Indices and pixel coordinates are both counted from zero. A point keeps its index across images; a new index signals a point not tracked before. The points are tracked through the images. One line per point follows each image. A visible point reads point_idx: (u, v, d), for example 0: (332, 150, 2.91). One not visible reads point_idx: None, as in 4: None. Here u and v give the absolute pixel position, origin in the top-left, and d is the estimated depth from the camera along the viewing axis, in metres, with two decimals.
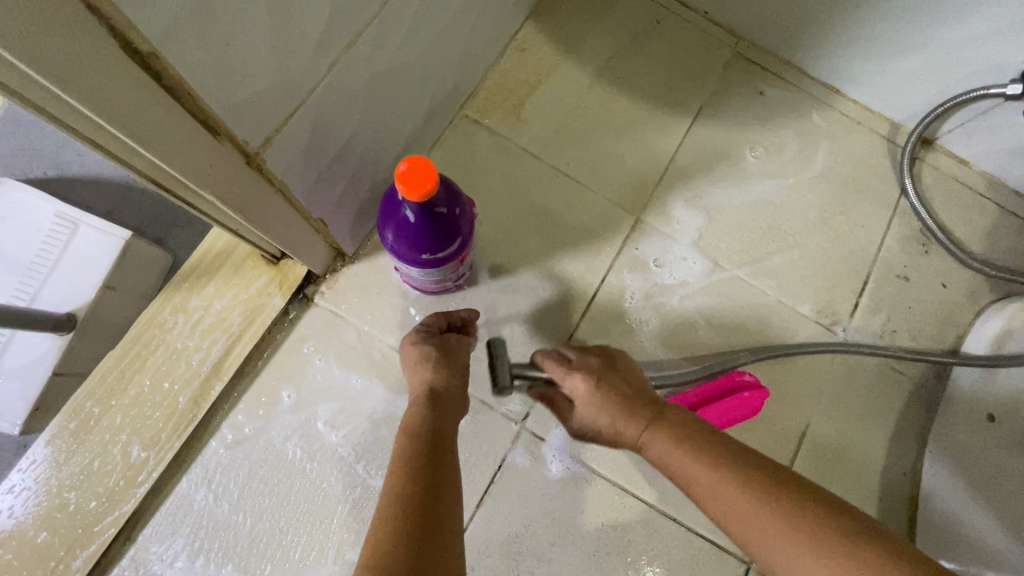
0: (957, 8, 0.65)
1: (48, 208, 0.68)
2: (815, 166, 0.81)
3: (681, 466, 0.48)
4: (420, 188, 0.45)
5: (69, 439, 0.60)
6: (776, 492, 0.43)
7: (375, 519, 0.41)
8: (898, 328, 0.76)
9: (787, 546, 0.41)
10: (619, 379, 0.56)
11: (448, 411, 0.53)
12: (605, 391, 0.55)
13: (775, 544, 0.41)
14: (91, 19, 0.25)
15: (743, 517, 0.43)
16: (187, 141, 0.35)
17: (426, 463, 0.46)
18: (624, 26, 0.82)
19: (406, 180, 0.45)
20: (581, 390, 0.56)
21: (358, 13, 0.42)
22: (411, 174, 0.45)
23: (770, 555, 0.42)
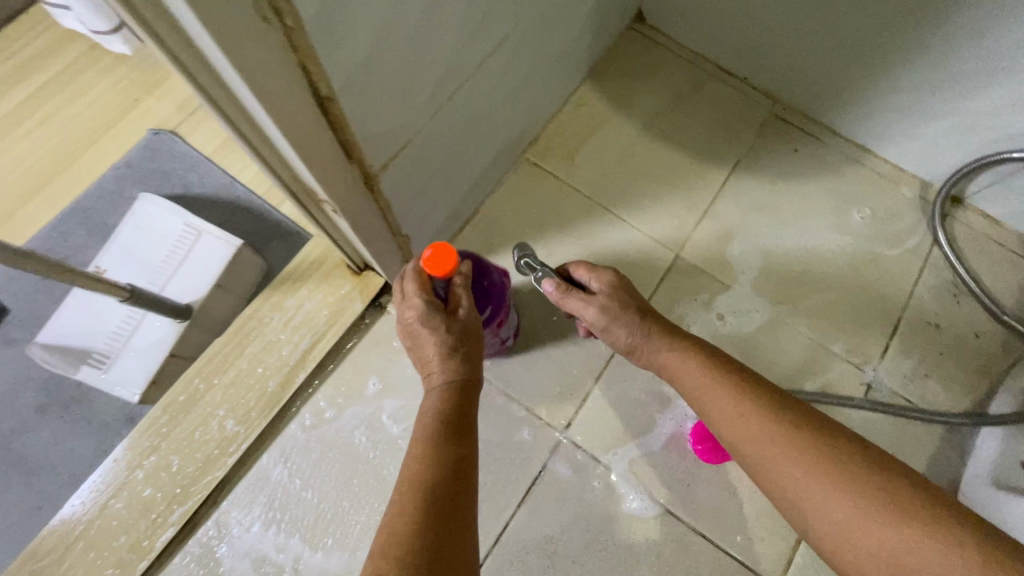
0: (969, 85, 0.72)
1: (178, 218, 0.82)
2: (864, 221, 0.86)
3: (713, 399, 0.53)
4: (444, 268, 0.51)
5: (178, 410, 0.70)
6: (812, 445, 0.47)
7: (404, 507, 0.42)
8: (929, 373, 0.79)
9: (815, 481, 0.46)
10: (637, 294, 0.62)
11: (472, 403, 0.52)
12: (626, 296, 0.60)
13: (806, 479, 0.46)
14: (302, 75, 0.36)
15: (773, 453, 0.48)
16: (333, 164, 0.45)
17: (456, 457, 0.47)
18: (670, 88, 0.93)
19: (431, 263, 0.50)
20: (609, 288, 0.61)
21: (460, 74, 0.53)
22: (435, 258, 0.50)
23: (797, 488, 0.46)
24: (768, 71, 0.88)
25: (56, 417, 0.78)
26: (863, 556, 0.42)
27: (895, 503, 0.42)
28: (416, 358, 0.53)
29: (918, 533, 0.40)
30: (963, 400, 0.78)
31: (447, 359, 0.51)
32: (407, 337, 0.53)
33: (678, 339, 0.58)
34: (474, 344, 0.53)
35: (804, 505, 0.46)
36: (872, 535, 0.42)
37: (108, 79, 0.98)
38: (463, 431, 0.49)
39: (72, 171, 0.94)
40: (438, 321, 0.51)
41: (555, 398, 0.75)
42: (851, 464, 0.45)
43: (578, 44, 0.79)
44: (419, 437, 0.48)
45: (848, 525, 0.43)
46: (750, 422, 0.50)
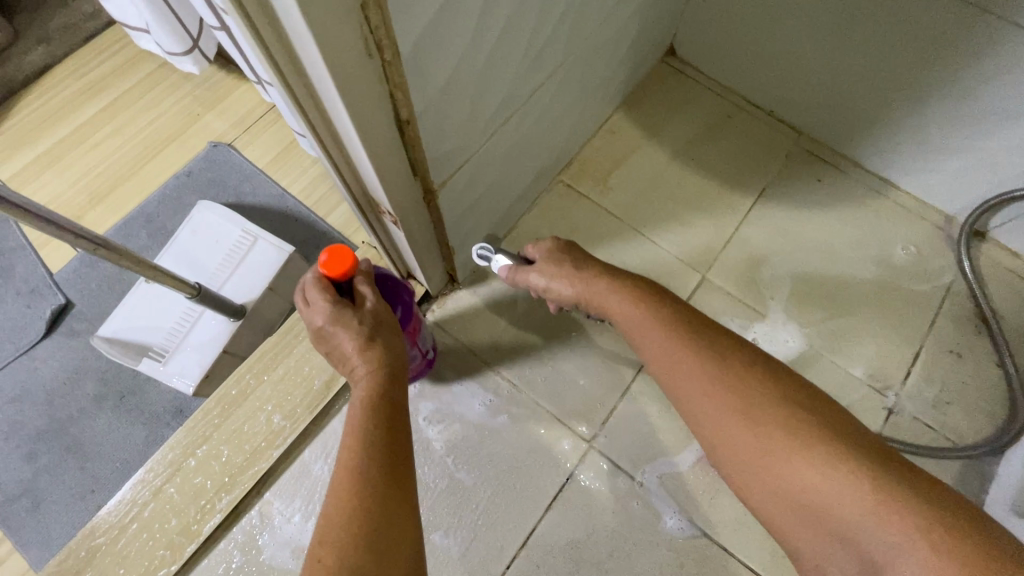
0: (987, 125, 0.75)
1: (235, 225, 0.88)
2: (911, 258, 0.89)
3: (652, 354, 0.53)
4: (340, 268, 0.55)
5: (229, 402, 0.74)
6: (740, 398, 0.46)
7: (342, 487, 0.45)
8: (950, 401, 0.81)
9: (743, 434, 0.45)
10: (577, 250, 0.62)
11: (399, 386, 0.55)
12: (566, 255, 0.61)
13: (734, 434, 0.46)
14: (389, 99, 0.41)
15: (705, 408, 0.48)
16: (401, 178, 0.50)
17: (388, 437, 0.49)
18: (699, 119, 0.97)
19: (327, 266, 0.55)
20: (549, 255, 0.62)
21: (514, 102, 0.58)
22: (330, 260, 0.54)
23: (726, 441, 0.47)
24: (794, 105, 0.93)
25: (111, 406, 0.84)
26: (763, 482, 0.44)
27: (803, 435, 0.43)
28: (337, 356, 0.56)
29: (819, 461, 0.41)
30: (985, 429, 0.79)
31: (367, 350, 0.54)
32: (322, 339, 0.55)
33: (620, 292, 0.56)
34: (389, 332, 0.56)
35: (721, 439, 0.47)
36: (777, 466, 0.43)
37: (174, 95, 1.06)
38: (393, 404, 0.52)
39: (137, 178, 1.01)
40: (348, 320, 0.54)
41: (582, 408, 0.79)
42: (778, 416, 0.44)
43: (615, 75, 0.84)
44: (351, 423, 0.50)
45: (757, 457, 0.44)
46: (675, 363, 0.50)
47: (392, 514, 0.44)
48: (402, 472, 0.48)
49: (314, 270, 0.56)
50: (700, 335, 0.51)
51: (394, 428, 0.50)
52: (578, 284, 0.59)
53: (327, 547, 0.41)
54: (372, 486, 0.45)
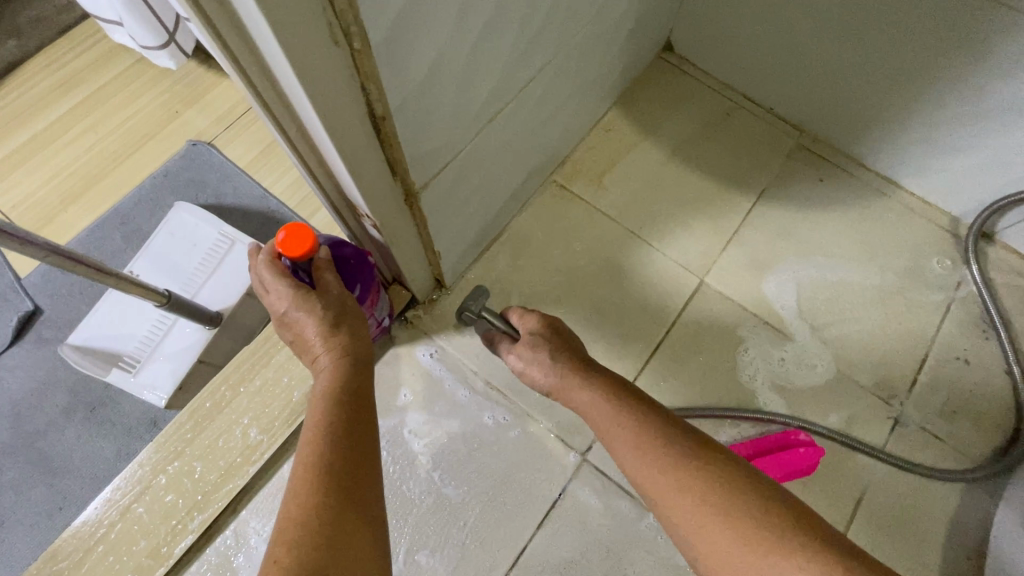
0: (997, 124, 0.72)
1: (213, 227, 0.84)
2: (946, 271, 0.85)
3: (616, 440, 0.52)
4: (299, 250, 0.49)
5: (204, 415, 0.70)
6: (708, 484, 0.46)
7: (302, 488, 0.40)
8: (958, 410, 0.78)
9: (711, 519, 0.44)
10: (559, 335, 0.63)
11: (367, 376, 0.52)
12: (546, 337, 0.62)
13: (701, 518, 0.44)
14: (361, 94, 0.37)
15: (671, 496, 0.47)
16: (379, 179, 0.47)
17: (353, 436, 0.46)
18: (698, 116, 0.94)
19: (285, 247, 0.49)
20: (536, 329, 0.63)
21: (503, 98, 0.55)
22: (289, 240, 0.49)
23: (695, 527, 0.45)
24: (797, 102, 0.89)
25: (81, 419, 0.79)
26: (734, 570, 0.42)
27: (772, 523, 0.42)
28: (300, 344, 0.53)
29: (801, 552, 0.40)
30: (995, 439, 0.76)
31: (331, 334, 0.52)
32: (286, 327, 0.52)
33: (590, 380, 0.57)
34: (355, 318, 0.54)
35: (693, 534, 0.45)
36: (761, 561, 0.40)
37: (152, 92, 1.01)
38: (359, 397, 0.49)
39: (112, 178, 0.97)
40: (311, 304, 0.51)
41: (576, 419, 0.75)
42: (745, 501, 0.44)
43: (610, 71, 0.81)
44: (312, 421, 0.47)
45: (732, 549, 0.42)
46: (648, 458, 0.49)
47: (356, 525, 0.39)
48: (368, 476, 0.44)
49: (272, 246, 0.53)
50: (663, 419, 0.52)
51: (359, 425, 0.47)
52: (556, 368, 0.59)
53: (288, 546, 0.36)
54: (337, 487, 0.41)
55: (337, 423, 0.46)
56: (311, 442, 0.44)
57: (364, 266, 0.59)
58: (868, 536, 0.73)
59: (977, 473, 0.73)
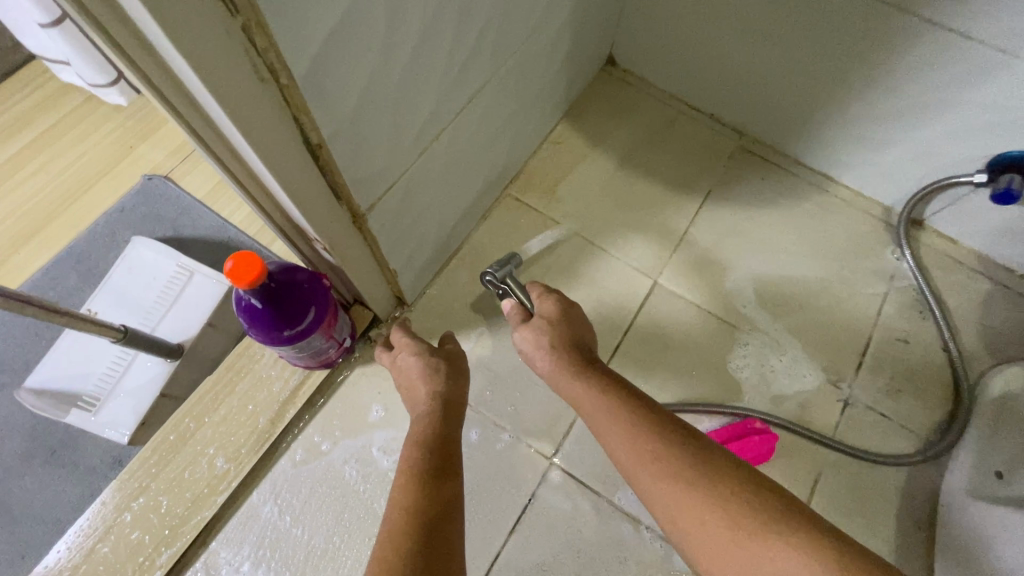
0: (911, 120, 0.78)
1: (170, 260, 0.84)
2: (897, 261, 0.90)
3: (614, 435, 0.53)
4: (247, 279, 0.50)
5: (168, 448, 0.70)
6: (703, 476, 0.47)
7: (390, 520, 0.44)
8: (902, 388, 0.82)
9: (708, 510, 0.45)
10: (565, 323, 0.64)
11: (453, 424, 0.57)
12: (555, 322, 0.64)
13: (699, 511, 0.46)
14: (294, 126, 0.39)
15: (670, 489, 0.48)
16: (323, 205, 0.48)
17: (436, 469, 0.50)
18: (643, 125, 0.98)
19: (234, 276, 0.50)
20: (551, 313, 0.65)
21: (442, 119, 0.57)
22: (237, 270, 0.49)
23: (691, 520, 0.46)
24: (733, 107, 0.94)
25: (41, 463, 0.78)
26: (733, 561, 0.43)
27: (761, 513, 0.44)
28: (406, 391, 0.62)
29: (790, 539, 0.42)
30: (937, 413, 0.81)
31: (432, 381, 0.59)
32: (399, 375, 0.64)
33: (591, 373, 0.58)
34: (460, 374, 0.62)
35: (690, 529, 0.46)
36: (753, 549, 0.42)
37: (103, 129, 1.01)
38: (445, 443, 0.53)
39: (66, 217, 0.96)
40: (421, 352, 0.63)
41: (542, 423, 0.77)
42: (736, 492, 0.46)
43: (553, 88, 0.84)
44: (403, 460, 0.51)
45: (730, 540, 0.44)
46: (647, 453, 0.50)
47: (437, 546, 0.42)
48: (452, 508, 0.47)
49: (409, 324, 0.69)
50: (659, 413, 0.54)
51: (443, 462, 0.51)
52: (562, 357, 0.61)
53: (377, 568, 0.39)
54: (423, 514, 0.44)
55: (423, 458, 0.51)
56: (400, 479, 0.49)
57: (316, 289, 0.59)
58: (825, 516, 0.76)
59: (928, 450, 0.77)
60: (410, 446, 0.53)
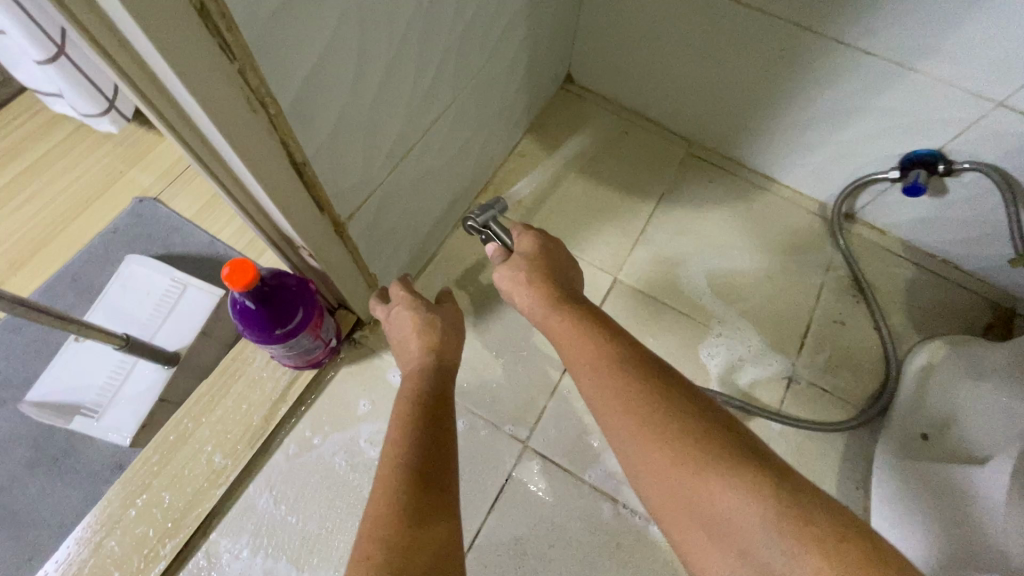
0: (831, 124, 0.87)
1: (164, 275, 0.90)
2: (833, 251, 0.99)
3: (580, 372, 0.56)
4: (243, 282, 0.56)
5: (169, 448, 0.76)
6: (655, 412, 0.48)
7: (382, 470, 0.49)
8: (839, 365, 0.91)
9: (655, 443, 0.47)
10: (542, 268, 0.66)
11: (446, 379, 0.63)
12: (532, 266, 0.66)
13: (647, 444, 0.47)
14: (282, 148, 0.47)
15: (622, 422, 0.49)
16: (308, 215, 0.56)
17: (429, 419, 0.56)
18: (600, 136, 1.07)
19: (231, 280, 0.56)
20: (529, 258, 0.67)
21: (411, 139, 0.65)
22: (233, 275, 0.56)
23: (639, 452, 0.48)
24: (680, 117, 1.04)
25: (44, 470, 0.82)
26: (673, 492, 0.45)
27: (705, 448, 0.45)
28: (404, 342, 0.68)
29: (727, 475, 0.43)
30: (870, 386, 0.90)
31: (427, 337, 0.66)
32: (397, 326, 0.69)
33: (562, 316, 0.60)
34: (452, 329, 0.69)
35: (638, 461, 0.48)
36: (692, 482, 0.44)
37: (94, 155, 1.07)
38: (439, 396, 0.60)
39: (61, 239, 1.01)
40: (418, 306, 0.69)
41: (516, 410, 0.84)
42: (685, 427, 0.47)
43: (514, 106, 0.93)
44: (400, 409, 0.57)
45: (671, 472, 0.45)
46: (605, 389, 0.52)
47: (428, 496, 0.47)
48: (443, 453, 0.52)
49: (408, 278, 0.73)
50: (622, 350, 0.55)
51: (437, 412, 0.57)
52: (538, 303, 0.63)
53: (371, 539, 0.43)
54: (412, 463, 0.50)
55: (418, 409, 0.57)
56: (394, 427, 0.55)
57: (304, 291, 0.66)
58: None
59: (861, 416, 0.86)
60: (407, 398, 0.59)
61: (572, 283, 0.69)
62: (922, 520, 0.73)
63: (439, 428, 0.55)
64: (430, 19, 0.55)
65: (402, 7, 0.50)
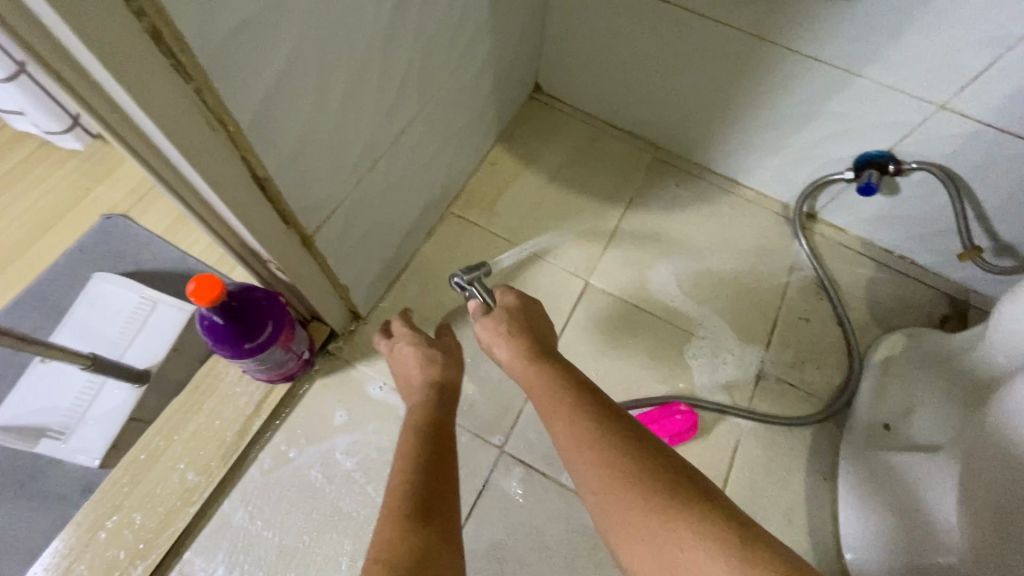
0: (788, 128, 0.91)
1: (133, 292, 0.89)
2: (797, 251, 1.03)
3: (553, 423, 0.55)
4: (209, 297, 0.57)
5: (140, 467, 0.75)
6: (627, 461, 0.48)
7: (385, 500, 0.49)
8: (805, 360, 0.94)
9: (626, 495, 0.46)
10: (522, 320, 0.67)
11: (447, 414, 0.64)
12: (512, 318, 0.67)
13: (617, 497, 0.46)
14: (243, 164, 0.47)
15: (593, 473, 0.49)
16: (273, 229, 0.56)
17: (431, 453, 0.56)
18: (569, 144, 1.10)
19: (197, 296, 0.56)
20: (509, 311, 0.68)
21: (377, 150, 0.66)
22: (199, 290, 0.56)
23: (611, 504, 0.47)
24: (646, 124, 1.06)
25: (11, 495, 0.81)
26: (642, 544, 0.44)
27: (674, 498, 0.44)
28: (405, 379, 0.70)
29: (695, 525, 0.42)
30: (835, 380, 0.93)
31: (428, 371, 0.68)
32: (398, 365, 0.71)
33: (539, 367, 0.60)
34: (453, 363, 0.70)
35: (608, 511, 0.47)
36: (660, 533, 0.43)
37: (59, 172, 1.05)
38: (441, 431, 0.60)
39: (26, 258, 0.99)
40: (418, 344, 0.71)
41: (492, 416, 0.85)
42: (655, 477, 0.46)
43: (482, 116, 0.94)
44: (400, 446, 0.57)
45: (640, 523, 0.44)
46: (579, 441, 0.51)
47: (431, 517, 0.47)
48: (444, 484, 0.52)
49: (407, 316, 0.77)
50: (597, 401, 0.55)
51: (438, 446, 0.57)
52: (514, 354, 0.63)
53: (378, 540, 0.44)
54: (414, 492, 0.49)
55: (417, 444, 0.57)
56: (395, 464, 0.54)
57: (273, 305, 0.67)
58: (746, 476, 0.86)
59: (826, 409, 0.89)
60: (407, 434, 0.59)
61: (551, 335, 0.70)
62: (884, 515, 0.76)
63: (442, 455, 0.56)
64: (391, 34, 0.56)
65: (361, 23, 0.51)
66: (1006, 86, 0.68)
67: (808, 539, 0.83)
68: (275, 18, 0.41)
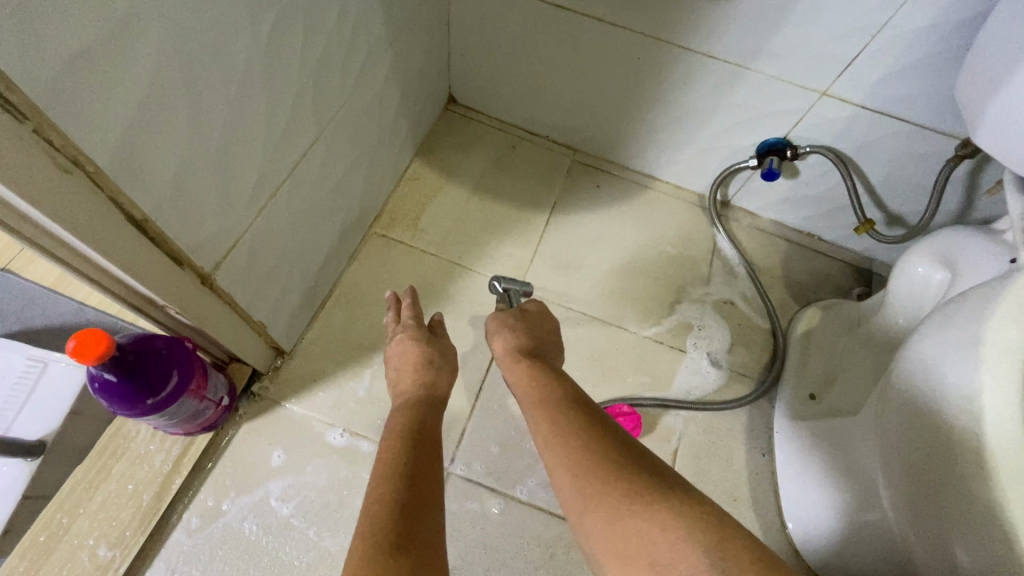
0: (693, 124, 0.95)
1: (18, 354, 0.80)
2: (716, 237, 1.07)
3: (538, 410, 0.56)
4: (94, 355, 0.52)
5: (40, 551, 0.68)
6: (606, 452, 0.48)
7: (366, 511, 0.46)
8: (734, 342, 0.98)
9: (602, 480, 0.46)
10: (532, 322, 0.70)
11: (433, 417, 0.62)
12: (523, 317, 0.70)
13: (594, 481, 0.46)
14: (113, 206, 0.43)
15: (572, 457, 0.49)
16: (163, 271, 0.51)
17: (417, 458, 0.53)
18: (489, 153, 1.09)
19: (78, 354, 0.51)
20: (523, 310, 0.72)
21: (274, 177, 0.62)
22: (80, 348, 0.51)
23: (587, 490, 0.46)
24: (562, 127, 1.08)
25: None
26: (613, 527, 0.43)
27: (646, 485, 0.44)
28: (400, 372, 0.68)
29: (663, 509, 0.42)
30: (763, 358, 0.97)
31: (421, 370, 0.67)
32: (394, 355, 0.70)
33: (538, 363, 0.63)
34: (447, 368, 0.69)
35: (584, 500, 0.46)
36: (630, 516, 0.42)
37: None
38: (427, 434, 0.58)
39: None
40: (420, 338, 0.70)
41: None
42: (630, 469, 0.46)
43: (394, 132, 0.92)
44: (385, 449, 0.55)
45: (614, 507, 0.43)
46: (563, 430, 0.52)
47: (410, 529, 0.44)
48: (429, 495, 0.49)
49: (412, 300, 0.75)
50: (583, 402, 0.56)
51: (423, 450, 0.55)
52: (515, 345, 0.66)
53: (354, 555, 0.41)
54: (395, 502, 0.47)
55: (402, 447, 0.55)
56: (377, 470, 0.52)
57: (177, 354, 0.61)
58: (690, 462, 0.88)
59: (759, 387, 0.92)
60: (394, 436, 0.57)
61: (558, 344, 0.72)
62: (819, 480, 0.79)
63: (426, 461, 0.54)
64: (273, 56, 0.54)
65: (235, 46, 0.48)
66: (875, 71, 0.74)
67: (754, 515, 0.86)
68: (124, 47, 0.38)
